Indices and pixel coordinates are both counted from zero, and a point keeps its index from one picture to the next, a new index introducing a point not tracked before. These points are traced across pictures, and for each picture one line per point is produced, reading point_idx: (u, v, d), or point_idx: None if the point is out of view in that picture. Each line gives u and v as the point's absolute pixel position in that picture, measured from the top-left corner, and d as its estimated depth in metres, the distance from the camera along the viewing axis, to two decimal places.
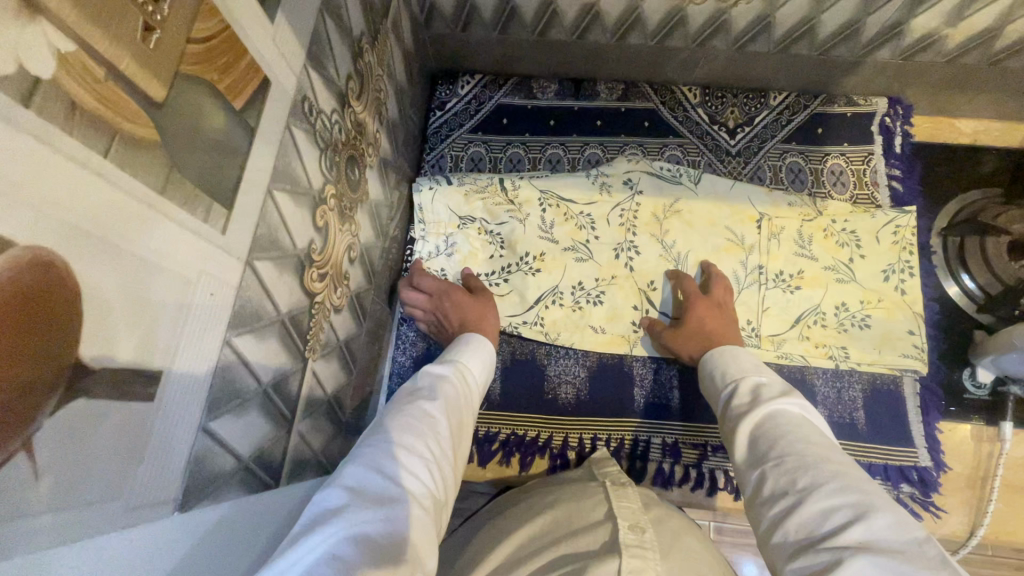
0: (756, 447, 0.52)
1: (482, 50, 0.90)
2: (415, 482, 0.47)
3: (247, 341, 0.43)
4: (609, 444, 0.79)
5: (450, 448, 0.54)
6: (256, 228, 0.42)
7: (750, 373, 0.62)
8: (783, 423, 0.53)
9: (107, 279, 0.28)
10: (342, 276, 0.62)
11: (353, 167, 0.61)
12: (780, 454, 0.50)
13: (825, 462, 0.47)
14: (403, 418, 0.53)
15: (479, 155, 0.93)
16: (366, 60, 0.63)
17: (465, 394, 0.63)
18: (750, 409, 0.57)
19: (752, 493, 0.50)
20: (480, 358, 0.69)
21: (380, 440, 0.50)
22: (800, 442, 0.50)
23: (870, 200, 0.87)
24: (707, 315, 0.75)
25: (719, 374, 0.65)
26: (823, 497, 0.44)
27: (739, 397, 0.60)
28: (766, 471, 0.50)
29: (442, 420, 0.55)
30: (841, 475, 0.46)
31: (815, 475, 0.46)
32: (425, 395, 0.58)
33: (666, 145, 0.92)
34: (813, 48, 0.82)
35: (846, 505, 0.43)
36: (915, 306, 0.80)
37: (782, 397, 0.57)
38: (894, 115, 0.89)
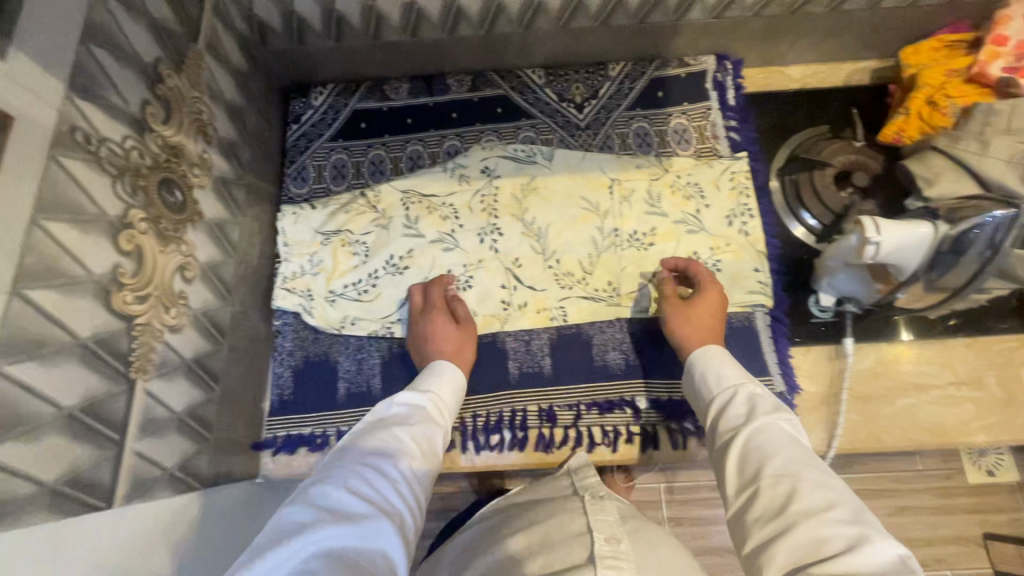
0: (750, 467, 0.58)
1: (326, 58, 0.92)
2: (379, 501, 0.54)
3: (28, 367, 0.44)
4: (489, 419, 0.82)
5: (411, 468, 0.61)
6: (23, 256, 0.44)
7: (746, 381, 0.67)
8: (772, 439, 0.59)
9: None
10: (176, 295, 0.63)
11: (170, 190, 0.63)
12: (779, 473, 0.55)
13: (819, 488, 0.53)
14: (359, 449, 0.60)
15: (341, 162, 0.95)
16: (170, 84, 0.64)
17: (437, 419, 0.69)
18: (744, 424, 0.62)
19: (741, 514, 0.56)
20: (450, 380, 0.74)
21: (337, 471, 0.57)
22: (795, 462, 0.56)
23: (711, 152, 0.93)
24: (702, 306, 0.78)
25: (715, 379, 0.69)
26: (805, 529, 0.49)
27: (735, 408, 0.65)
28: (762, 492, 0.55)
29: (399, 445, 0.62)
30: (834, 507, 0.51)
31: (807, 505, 0.51)
32: (383, 423, 0.65)
33: (519, 127, 0.96)
34: (630, 17, 0.86)
35: (843, 536, 0.48)
36: (758, 245, 0.85)
37: (773, 413, 0.62)
38: (723, 71, 0.95)
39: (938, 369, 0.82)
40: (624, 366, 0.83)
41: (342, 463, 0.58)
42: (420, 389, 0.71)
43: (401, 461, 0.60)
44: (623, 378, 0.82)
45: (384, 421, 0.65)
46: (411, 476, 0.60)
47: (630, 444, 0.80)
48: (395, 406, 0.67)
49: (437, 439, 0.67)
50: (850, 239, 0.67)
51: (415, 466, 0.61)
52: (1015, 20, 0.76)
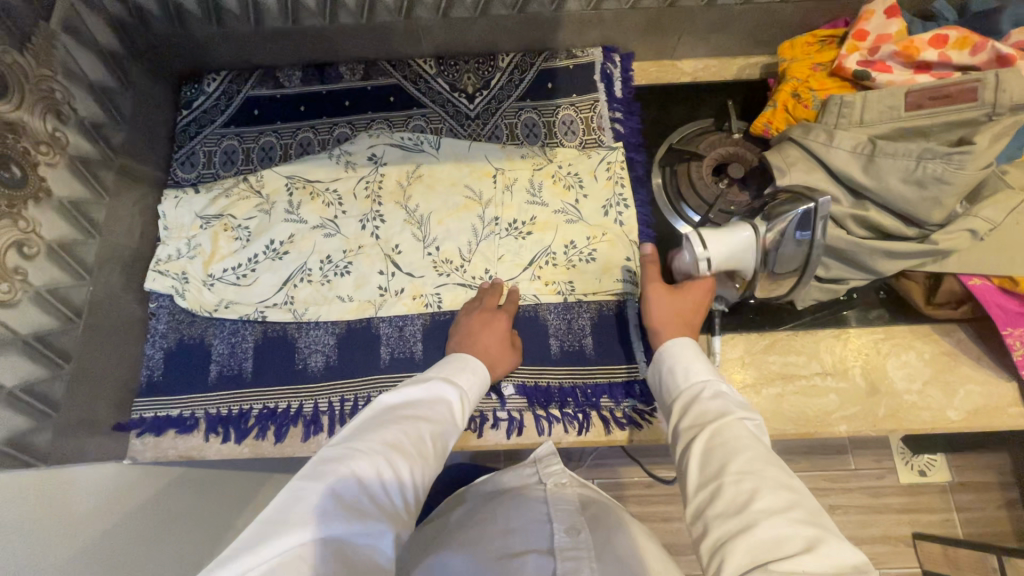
0: (713, 462, 0.52)
1: (213, 45, 0.92)
2: (384, 502, 0.51)
3: None
4: (357, 405, 0.81)
5: (429, 465, 0.57)
6: None
7: (716, 378, 0.61)
8: (733, 437, 0.53)
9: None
10: (10, 271, 0.64)
11: (3, 165, 0.63)
12: (741, 471, 0.49)
13: (780, 487, 0.48)
14: (398, 435, 0.56)
15: (232, 148, 0.96)
16: (6, 61, 0.64)
17: (456, 418, 0.64)
18: (711, 419, 0.56)
19: (704, 508, 0.50)
20: (475, 374, 0.71)
21: (355, 454, 0.53)
22: (758, 460, 0.50)
23: (596, 143, 0.94)
24: (689, 289, 0.72)
25: (682, 375, 0.63)
26: (767, 527, 0.44)
27: (704, 403, 0.58)
28: (719, 488, 0.49)
29: (428, 440, 0.58)
30: (796, 504, 0.46)
31: (772, 502, 0.46)
32: (418, 413, 0.60)
33: (409, 117, 0.97)
34: (508, 8, 0.87)
35: (804, 533, 0.44)
36: (632, 235, 0.87)
37: (739, 412, 0.56)
38: (612, 64, 0.96)
39: (807, 359, 0.82)
40: None
41: (364, 441, 0.54)
42: (449, 383, 0.67)
43: (420, 455, 0.56)
44: None
45: (402, 410, 0.60)
46: (428, 474, 0.57)
47: (496, 431, 0.79)
48: (423, 397, 0.63)
49: (453, 436, 0.63)
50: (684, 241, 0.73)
51: (430, 462, 0.57)
52: (876, 14, 0.78)
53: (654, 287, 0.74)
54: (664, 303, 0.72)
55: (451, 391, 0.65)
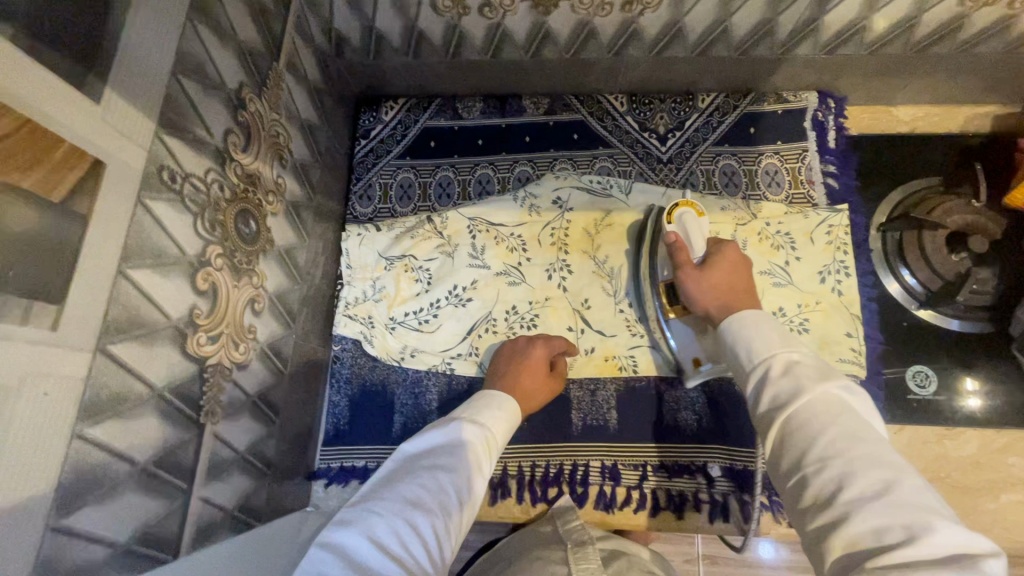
0: (793, 446, 0.46)
1: (399, 74, 0.88)
2: (409, 564, 0.46)
3: (109, 427, 0.42)
4: (548, 471, 0.78)
5: (451, 514, 0.52)
6: (103, 312, 0.41)
7: (779, 351, 0.53)
8: (817, 412, 0.47)
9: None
10: (246, 330, 0.61)
11: (245, 221, 0.60)
12: (824, 456, 0.44)
13: (873, 466, 0.42)
14: (412, 493, 0.52)
15: (408, 181, 0.92)
16: (252, 109, 0.60)
17: (483, 461, 0.59)
18: (785, 402, 0.49)
19: (794, 497, 0.45)
20: (502, 410, 0.65)
21: (367, 523, 0.49)
22: (844, 438, 0.44)
23: (805, 199, 0.85)
24: (719, 266, 0.67)
25: (746, 351, 0.56)
26: (860, 521, 0.40)
27: (773, 384, 0.51)
28: (806, 477, 0.45)
29: (445, 486, 0.54)
30: (894, 483, 0.41)
31: (864, 486, 0.41)
32: (436, 460, 0.56)
33: (596, 157, 0.90)
34: (732, 50, 0.78)
35: (902, 521, 0.39)
36: (852, 307, 0.78)
37: (821, 378, 0.50)
38: (825, 110, 0.87)
39: None
40: (694, 428, 0.77)
41: (381, 506, 0.51)
42: (472, 422, 0.62)
43: (439, 513, 0.51)
44: (692, 440, 0.77)
45: (420, 462, 0.56)
46: (454, 527, 0.52)
47: (696, 512, 0.75)
48: (443, 441, 0.59)
49: (478, 480, 0.57)
50: (666, 228, 0.73)
51: (451, 514, 0.52)
52: None
53: (686, 279, 0.67)
54: (704, 295, 0.66)
55: (471, 432, 0.60)
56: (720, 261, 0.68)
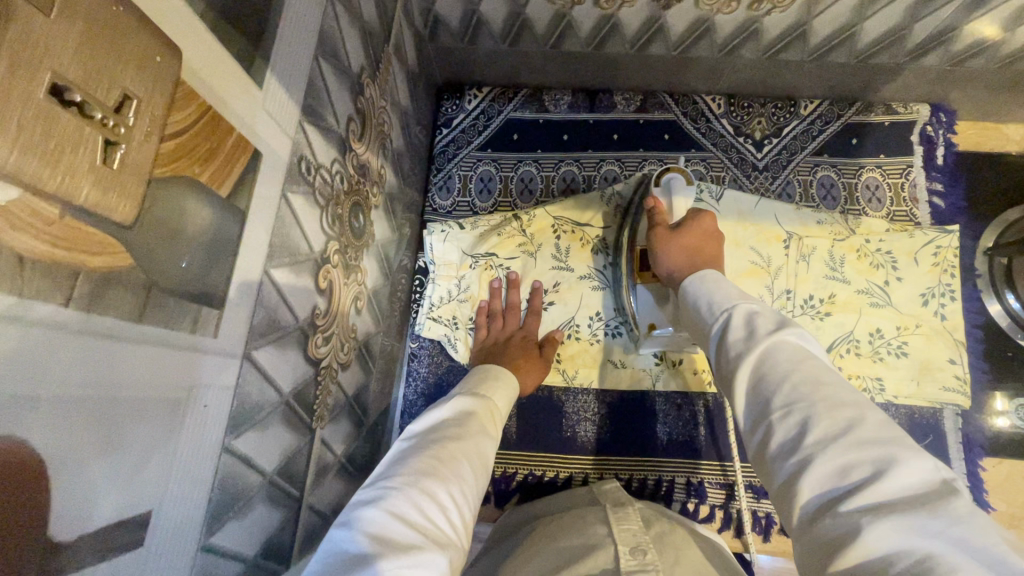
0: (756, 397, 0.38)
1: (490, 62, 0.84)
2: (433, 529, 0.41)
3: (248, 438, 0.39)
4: (632, 483, 0.76)
5: (467, 478, 0.47)
6: (252, 316, 0.38)
7: (742, 301, 0.44)
8: (781, 361, 0.38)
9: (62, 438, 0.24)
10: (349, 329, 0.58)
11: (356, 214, 0.57)
12: (787, 402, 0.36)
13: (836, 403, 0.34)
14: (427, 458, 0.47)
15: (488, 175, 0.88)
16: (367, 95, 0.57)
17: (485, 428, 0.55)
18: (741, 353, 0.40)
19: (758, 454, 0.37)
20: (501, 386, 0.63)
21: (383, 496, 0.42)
22: (805, 383, 0.36)
23: (907, 217, 0.82)
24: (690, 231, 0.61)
25: (707, 311, 0.47)
26: (821, 463, 0.32)
27: (731, 338, 0.42)
28: (770, 427, 0.36)
29: (459, 450, 0.49)
30: (858, 419, 0.33)
31: (825, 427, 0.33)
32: (441, 432, 0.51)
33: (687, 160, 0.86)
34: (852, 56, 0.75)
35: (865, 458, 0.31)
36: (956, 333, 0.75)
37: (777, 327, 0.41)
38: (936, 123, 0.83)
39: None
40: None
41: (391, 474, 0.45)
42: (465, 397, 0.58)
43: (455, 478, 0.46)
44: None
45: (427, 433, 0.52)
46: (469, 492, 0.47)
47: (785, 536, 0.74)
48: (441, 415, 0.54)
49: (485, 449, 0.53)
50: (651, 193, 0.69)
51: (466, 482, 0.47)
52: None
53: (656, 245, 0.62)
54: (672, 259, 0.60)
55: (464, 408, 0.56)
56: (692, 228, 0.62)
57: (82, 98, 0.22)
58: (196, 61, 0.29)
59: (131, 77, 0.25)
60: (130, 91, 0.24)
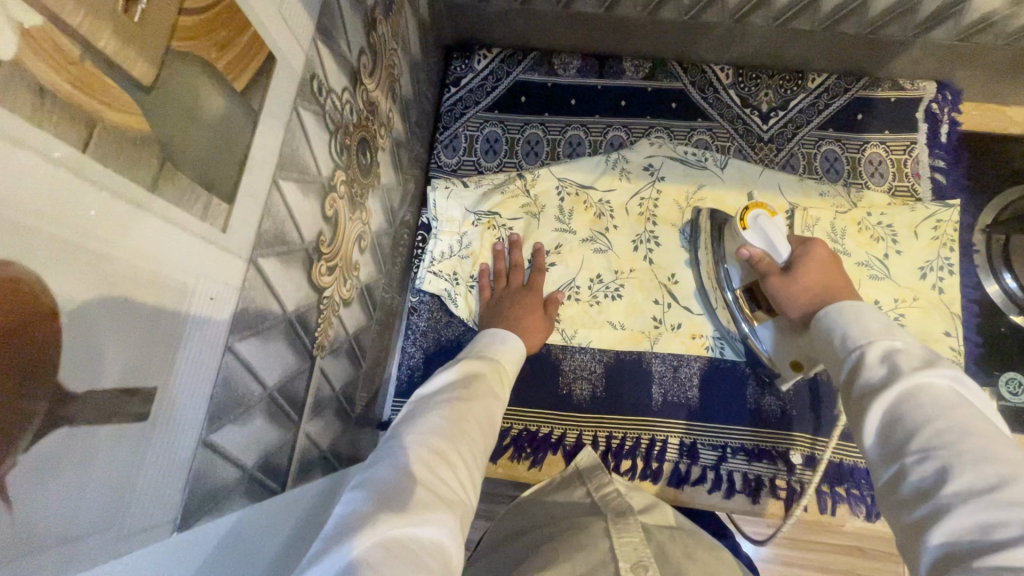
0: (894, 435, 0.39)
1: (501, 22, 0.84)
2: (443, 489, 0.41)
3: (251, 345, 0.39)
4: (624, 443, 0.76)
5: (474, 441, 0.48)
6: (260, 221, 0.38)
7: (884, 337, 0.46)
8: (931, 403, 0.39)
9: (76, 286, 0.24)
10: (352, 266, 0.58)
11: (363, 151, 0.57)
12: (927, 447, 0.37)
13: (988, 459, 0.34)
14: (436, 420, 0.47)
15: (495, 136, 0.88)
16: (379, 33, 0.57)
17: (493, 389, 0.55)
18: (885, 385, 0.42)
19: (892, 492, 0.38)
20: (507, 348, 0.62)
21: (393, 456, 0.43)
22: (954, 430, 0.37)
23: (909, 192, 0.82)
24: (808, 269, 0.61)
25: (840, 342, 0.48)
26: (962, 515, 0.32)
27: (868, 373, 0.44)
28: (907, 468, 0.37)
29: (466, 412, 0.49)
30: (1010, 478, 0.33)
31: (973, 479, 0.34)
32: (449, 392, 0.52)
33: (693, 129, 0.87)
34: (861, 27, 0.75)
35: (1015, 517, 0.31)
36: (952, 307, 0.76)
37: (925, 367, 0.42)
38: (941, 101, 0.83)
39: None
40: (779, 414, 0.75)
41: (402, 435, 0.46)
42: (473, 359, 0.58)
43: (463, 440, 0.46)
44: (777, 428, 0.75)
45: (435, 393, 0.52)
46: (477, 453, 0.47)
47: (775, 499, 0.74)
48: (448, 374, 0.54)
49: (493, 410, 0.53)
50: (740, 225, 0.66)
51: (475, 444, 0.47)
52: None
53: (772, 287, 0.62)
54: (796, 301, 0.60)
55: (472, 369, 0.56)
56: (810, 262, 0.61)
57: None
58: None
59: None
60: None
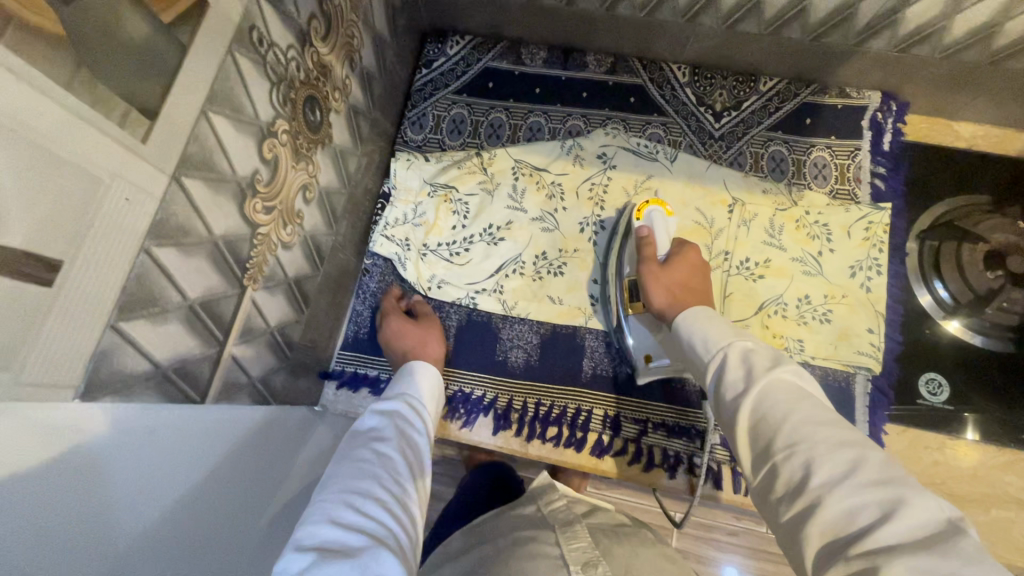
0: (760, 435, 0.45)
1: (471, 10, 0.89)
2: (378, 523, 0.47)
3: (171, 255, 0.44)
4: (552, 411, 0.80)
5: (402, 478, 0.54)
6: (186, 144, 0.43)
7: (735, 340, 0.53)
8: (780, 400, 0.45)
9: None
10: (295, 214, 0.63)
11: (312, 108, 0.62)
12: (790, 444, 0.42)
13: (839, 447, 0.40)
14: (360, 468, 0.53)
15: (461, 117, 0.93)
16: (335, 2, 0.62)
17: (415, 431, 0.62)
18: (745, 390, 0.48)
19: (764, 489, 0.44)
20: (424, 388, 0.69)
21: (323, 509, 0.48)
22: (807, 423, 0.43)
23: (849, 195, 0.86)
24: (677, 265, 0.71)
25: (701, 346, 0.56)
26: (832, 504, 0.38)
27: (729, 372, 0.50)
28: (777, 463, 0.42)
29: (389, 457, 0.56)
30: (859, 461, 0.39)
31: (830, 469, 0.39)
32: (371, 440, 0.58)
33: (649, 122, 0.91)
34: (805, 32, 0.79)
35: (871, 498, 0.37)
36: (878, 305, 0.79)
37: (774, 366, 0.48)
38: (886, 111, 0.87)
39: None
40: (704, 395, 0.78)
41: (326, 488, 0.51)
42: (393, 405, 0.64)
43: (389, 479, 0.53)
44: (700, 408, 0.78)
45: (358, 442, 0.58)
46: (405, 486, 0.54)
47: (691, 475, 0.76)
48: (369, 421, 0.60)
49: (417, 451, 0.60)
50: (637, 223, 0.75)
51: (402, 482, 0.54)
52: None
53: (648, 275, 0.69)
54: (659, 288, 0.68)
55: (395, 417, 0.62)
56: (679, 264, 0.71)
57: None
58: None
59: None
60: None
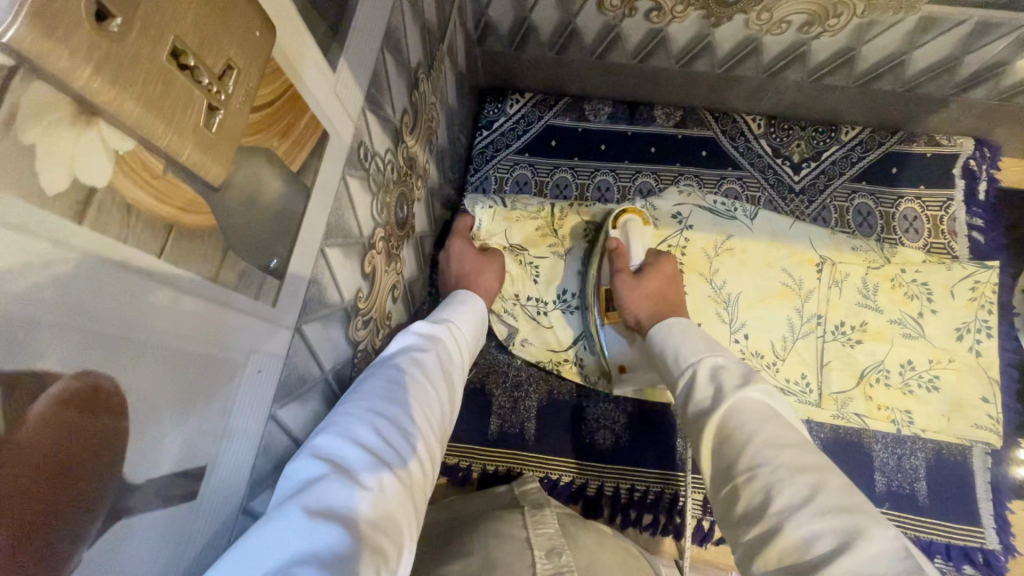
0: (724, 458, 0.44)
1: (535, 69, 0.85)
2: (396, 455, 0.40)
3: (290, 410, 0.40)
4: (647, 496, 0.75)
5: (428, 411, 0.47)
6: (306, 291, 0.39)
7: (705, 355, 0.52)
8: (747, 419, 0.45)
9: (144, 383, 0.25)
10: (385, 316, 0.59)
11: (401, 205, 0.58)
12: (752, 466, 0.41)
13: (800, 470, 0.39)
14: (388, 387, 0.46)
15: (525, 178, 0.89)
16: (421, 90, 0.59)
17: (447, 357, 0.55)
18: (710, 408, 0.48)
19: (726, 511, 0.43)
20: (464, 319, 0.62)
21: (342, 421, 0.41)
22: (770, 444, 0.42)
23: (944, 250, 0.81)
24: (652, 275, 0.70)
25: (672, 356, 0.55)
26: (793, 530, 0.36)
27: (699, 389, 0.50)
28: (739, 485, 0.42)
29: (420, 383, 0.48)
30: (820, 487, 0.38)
31: (791, 494, 0.38)
32: (402, 358, 0.50)
33: (723, 177, 0.87)
34: (898, 84, 0.75)
35: (830, 528, 0.35)
36: (991, 371, 0.74)
37: (743, 383, 0.48)
38: (979, 158, 0.83)
39: None
40: None
41: (350, 399, 0.44)
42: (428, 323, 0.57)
43: (416, 406, 0.46)
44: None
45: (388, 356, 0.51)
46: (429, 416, 0.47)
47: None
48: (404, 337, 0.53)
49: (446, 380, 0.53)
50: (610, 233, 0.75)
51: (427, 414, 0.47)
52: None
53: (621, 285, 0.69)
54: (636, 302, 0.67)
55: (429, 336, 0.55)
56: (655, 273, 0.70)
57: (196, 62, 0.23)
58: (283, 38, 0.31)
59: (231, 43, 0.25)
60: (232, 61, 0.26)
